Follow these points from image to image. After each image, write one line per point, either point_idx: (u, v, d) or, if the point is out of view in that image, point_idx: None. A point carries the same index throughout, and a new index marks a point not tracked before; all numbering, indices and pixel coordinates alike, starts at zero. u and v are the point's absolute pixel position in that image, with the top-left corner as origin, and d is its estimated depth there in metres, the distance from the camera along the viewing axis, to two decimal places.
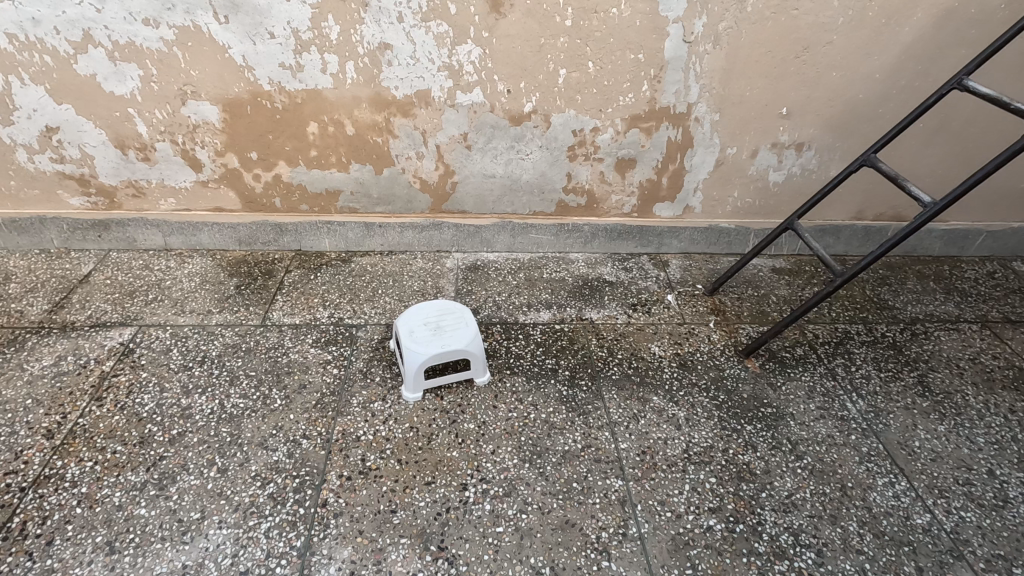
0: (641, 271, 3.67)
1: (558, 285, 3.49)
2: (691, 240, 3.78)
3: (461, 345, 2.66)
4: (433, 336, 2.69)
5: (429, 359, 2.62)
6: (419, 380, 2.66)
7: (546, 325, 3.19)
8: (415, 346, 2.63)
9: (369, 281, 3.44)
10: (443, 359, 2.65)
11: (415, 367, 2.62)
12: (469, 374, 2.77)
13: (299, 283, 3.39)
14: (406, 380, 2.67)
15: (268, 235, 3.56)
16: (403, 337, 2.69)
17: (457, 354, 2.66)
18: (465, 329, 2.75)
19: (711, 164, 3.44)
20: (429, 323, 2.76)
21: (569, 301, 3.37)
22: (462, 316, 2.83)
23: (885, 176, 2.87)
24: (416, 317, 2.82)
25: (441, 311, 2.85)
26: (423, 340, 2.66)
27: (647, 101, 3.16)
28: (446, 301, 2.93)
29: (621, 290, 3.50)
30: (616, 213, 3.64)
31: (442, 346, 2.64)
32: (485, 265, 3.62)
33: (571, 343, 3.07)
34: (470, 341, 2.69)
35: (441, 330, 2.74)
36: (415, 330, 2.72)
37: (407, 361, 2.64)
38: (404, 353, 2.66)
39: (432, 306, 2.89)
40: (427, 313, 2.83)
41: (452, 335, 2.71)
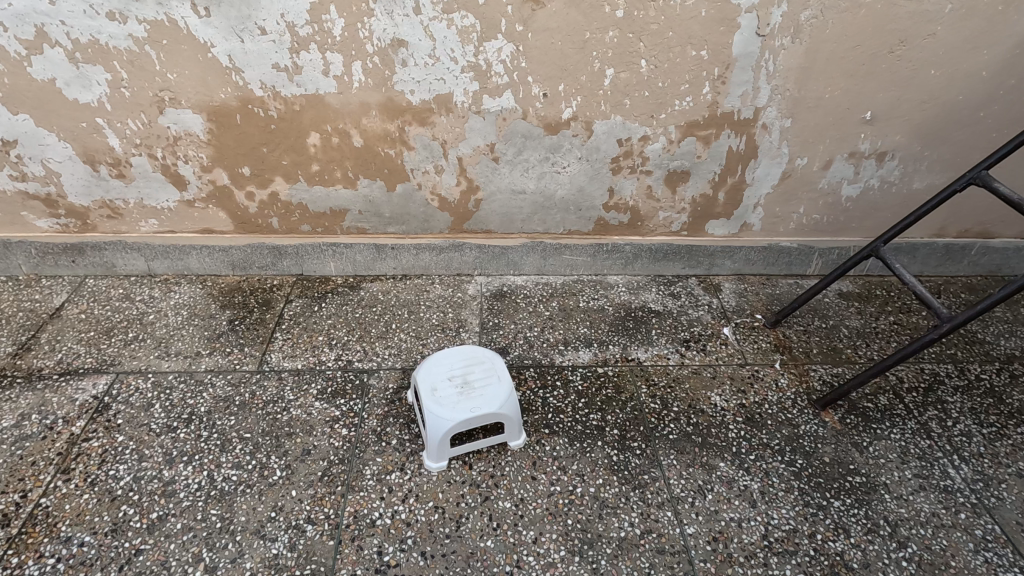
0: (690, 297, 3.21)
1: (597, 317, 3.05)
2: (746, 260, 3.32)
3: (494, 409, 2.22)
4: (459, 397, 2.25)
5: (455, 426, 2.19)
6: (443, 448, 2.24)
7: (586, 370, 2.75)
8: (439, 411, 2.20)
9: (381, 313, 3.00)
10: (472, 425, 2.21)
11: (439, 436, 2.19)
12: (503, 436, 2.35)
13: (301, 317, 2.96)
14: (428, 449, 2.25)
15: (266, 259, 3.13)
16: (423, 397, 2.25)
17: (489, 419, 2.23)
18: (497, 386, 2.31)
19: (776, 177, 2.96)
20: (454, 378, 2.32)
21: (611, 337, 2.93)
22: (492, 368, 2.39)
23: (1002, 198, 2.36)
24: (438, 369, 2.38)
25: (467, 362, 2.41)
26: (448, 404, 2.22)
27: (707, 105, 2.67)
28: (472, 348, 2.48)
29: (669, 322, 3.05)
30: (663, 231, 3.18)
31: (471, 411, 2.20)
32: (513, 292, 3.18)
33: (618, 393, 2.64)
34: (504, 402, 2.25)
35: (468, 387, 2.30)
36: (437, 388, 2.28)
37: (429, 429, 2.21)
38: (425, 417, 2.23)
39: (457, 354, 2.45)
40: (450, 365, 2.39)
41: (482, 394, 2.27)
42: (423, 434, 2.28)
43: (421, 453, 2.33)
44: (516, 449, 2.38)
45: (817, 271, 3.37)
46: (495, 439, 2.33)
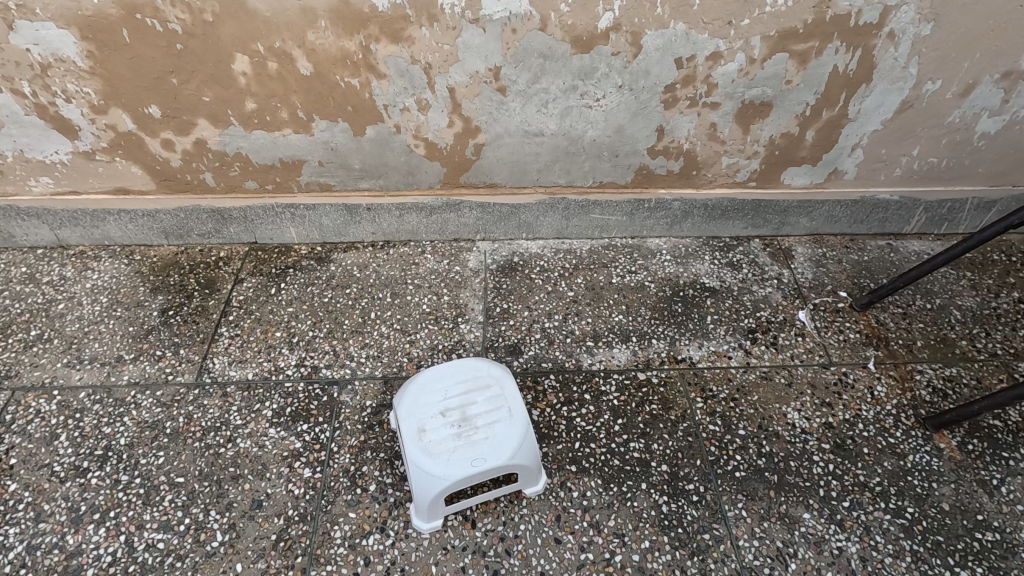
0: (754, 269, 2.50)
1: (634, 299, 2.36)
2: (827, 217, 2.56)
3: (504, 459, 1.61)
4: (455, 443, 1.64)
5: (451, 486, 1.59)
6: (437, 508, 1.67)
7: (621, 377, 2.11)
8: (427, 466, 1.60)
9: (356, 298, 2.33)
10: (474, 483, 1.61)
11: (430, 498, 1.61)
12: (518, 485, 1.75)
13: (254, 303, 2.30)
14: (418, 508, 1.68)
15: (206, 225, 2.42)
16: (407, 443, 1.65)
17: (497, 473, 1.62)
18: (507, 424, 1.67)
19: (891, 108, 2.13)
20: (449, 413, 1.71)
21: (654, 329, 2.26)
22: (501, 394, 1.75)
23: None
24: (427, 398, 1.76)
25: (466, 387, 1.77)
26: (440, 455, 1.61)
27: (812, 4, 1.81)
28: (473, 364, 1.84)
29: (728, 305, 2.36)
30: (724, 183, 2.40)
31: (472, 465, 1.59)
32: (526, 264, 2.48)
33: (665, 411, 2.02)
34: (518, 448, 1.63)
35: (468, 426, 1.68)
36: (425, 430, 1.67)
37: (417, 487, 1.62)
38: (410, 471, 1.64)
39: (452, 374, 1.81)
40: (442, 392, 1.77)
41: (486, 437, 1.65)
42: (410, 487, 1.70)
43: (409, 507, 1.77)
44: (532, 496, 1.80)
45: (918, 229, 2.61)
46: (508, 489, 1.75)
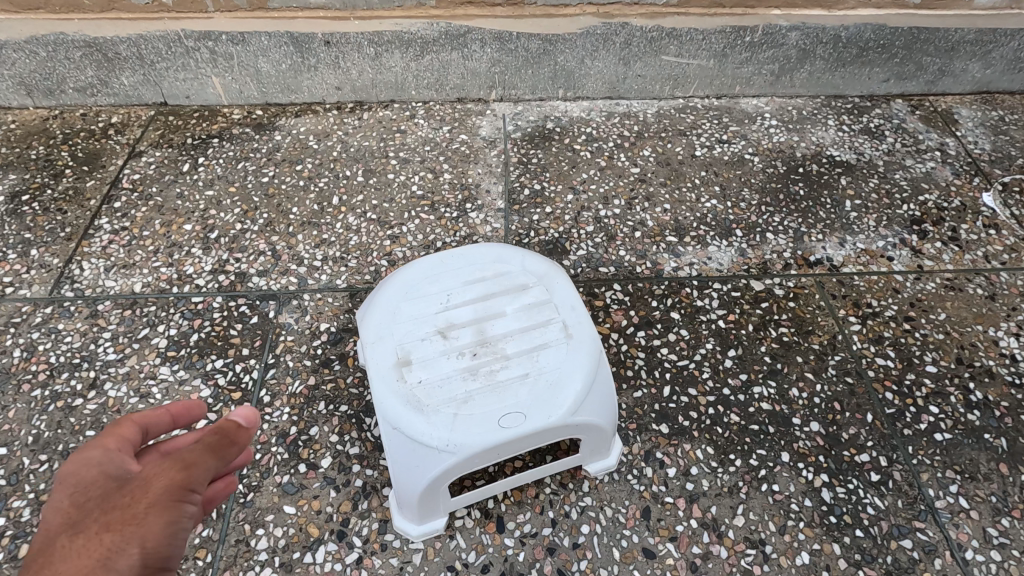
0: (902, 138, 1.69)
1: (731, 178, 1.56)
2: (1010, 63, 1.73)
3: (561, 415, 0.86)
4: (468, 388, 0.87)
5: (463, 467, 0.84)
6: (436, 501, 0.93)
7: (726, 288, 1.34)
8: (416, 430, 0.84)
9: (312, 176, 1.54)
10: (506, 458, 0.87)
11: (423, 488, 0.87)
12: (576, 456, 1.01)
13: (155, 185, 1.51)
14: (402, 501, 0.94)
15: (85, 71, 1.61)
16: (376, 388, 0.89)
17: (548, 440, 0.87)
18: (562, 351, 0.91)
19: None
20: (452, 332, 0.94)
21: (766, 219, 1.47)
22: (545, 298, 0.98)
23: None
24: (412, 307, 0.98)
25: (480, 288, 1.00)
26: (440, 409, 0.85)
27: None
28: (490, 251, 1.05)
29: (873, 186, 1.56)
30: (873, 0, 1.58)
31: (502, 426, 0.84)
32: (564, 132, 1.67)
33: (802, 338, 1.25)
34: (584, 393, 0.88)
35: (489, 355, 0.91)
36: (410, 363, 0.90)
37: (398, 468, 0.88)
38: (383, 438, 0.88)
39: (455, 266, 1.03)
40: (437, 297, 0.99)
41: (525, 374, 0.89)
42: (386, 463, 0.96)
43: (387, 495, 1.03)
44: (598, 476, 1.05)
45: None
46: (560, 465, 1.00)
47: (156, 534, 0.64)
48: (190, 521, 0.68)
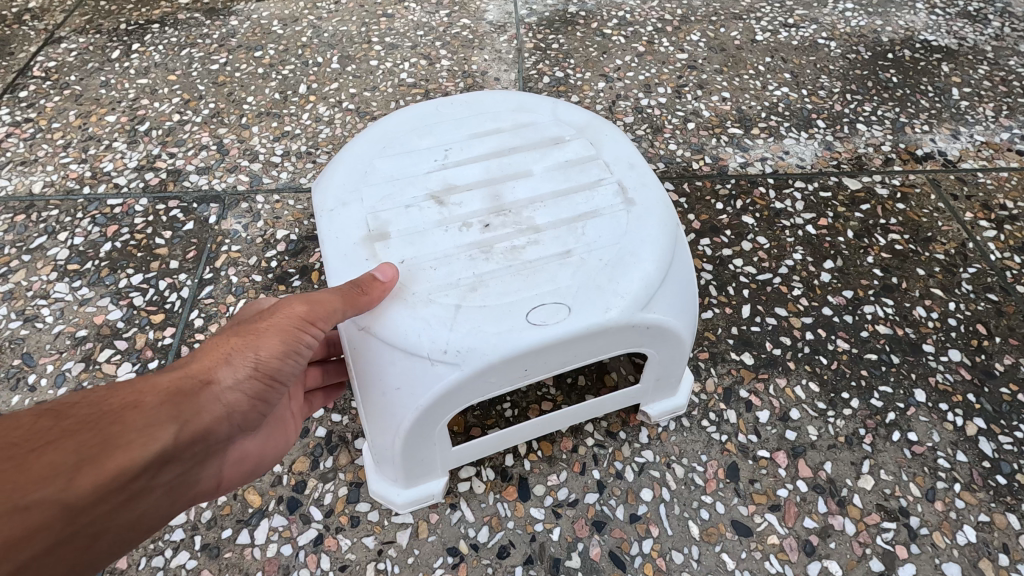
0: (1011, 22, 1.36)
1: (804, 64, 1.24)
2: None
3: (621, 306, 0.57)
4: (477, 268, 0.60)
5: (472, 386, 0.57)
6: (430, 449, 0.63)
7: (812, 188, 1.02)
8: (400, 329, 0.56)
9: (275, 63, 1.22)
10: (537, 375, 0.59)
11: (410, 419, 0.58)
12: (633, 389, 0.69)
13: (74, 72, 1.19)
14: (376, 451, 0.64)
15: None
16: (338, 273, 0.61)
17: (600, 347, 0.59)
18: (616, 225, 0.63)
19: None
20: (451, 199, 0.66)
21: (854, 109, 1.15)
22: (585, 156, 0.70)
23: None
24: (396, 167, 0.70)
25: (491, 144, 0.72)
26: (437, 298, 0.58)
27: None
28: (503, 102, 0.77)
29: (984, 73, 1.24)
30: None
31: (533, 321, 0.56)
32: (591, 16, 1.34)
33: (921, 247, 0.94)
34: (653, 276, 0.59)
35: (507, 227, 0.63)
36: (389, 238, 0.63)
37: (372, 392, 0.59)
38: (349, 348, 0.60)
39: (454, 120, 0.75)
40: (428, 155, 0.71)
41: (563, 253, 0.60)
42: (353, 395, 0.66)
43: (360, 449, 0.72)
44: (661, 422, 0.74)
45: None
46: (611, 401, 0.69)
47: (274, 346, 0.55)
48: (308, 351, 0.58)
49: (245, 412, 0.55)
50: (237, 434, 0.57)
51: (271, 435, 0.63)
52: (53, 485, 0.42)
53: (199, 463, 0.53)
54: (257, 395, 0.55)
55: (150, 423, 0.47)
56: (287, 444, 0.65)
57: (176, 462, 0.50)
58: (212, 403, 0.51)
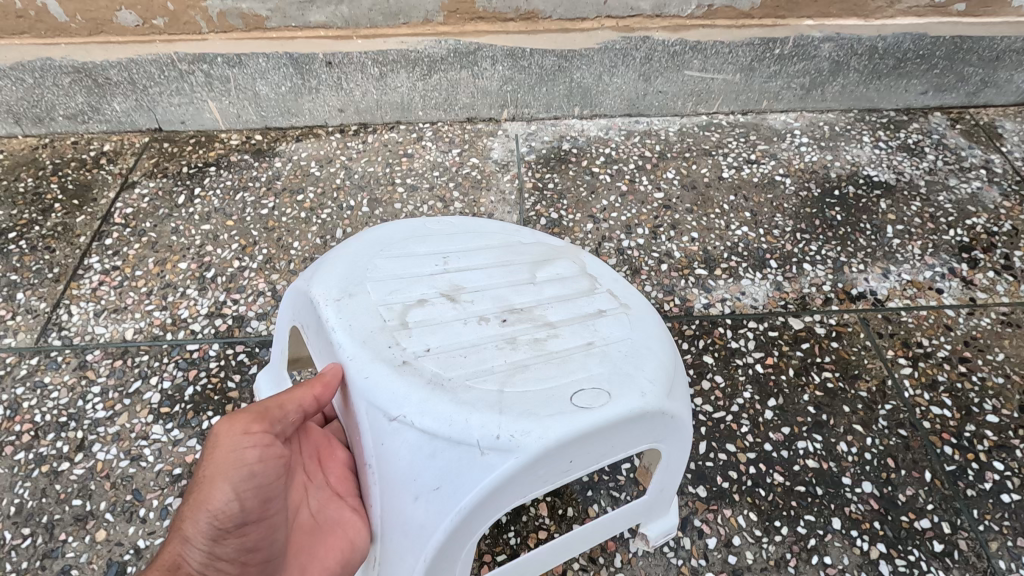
0: (944, 155, 1.58)
1: (762, 202, 1.46)
2: None
3: (651, 390, 0.74)
4: (509, 361, 0.76)
5: (516, 479, 0.67)
6: (453, 560, 0.70)
7: (763, 327, 1.23)
8: (446, 418, 0.68)
9: (314, 207, 1.45)
10: (574, 470, 0.71)
11: (452, 520, 0.66)
12: (640, 503, 0.86)
13: (149, 219, 1.42)
14: (400, 573, 0.70)
15: (74, 98, 1.52)
16: (369, 365, 0.73)
17: (625, 439, 0.73)
18: (622, 332, 0.83)
19: None
20: (465, 308, 0.83)
21: (802, 248, 1.37)
22: (575, 275, 0.92)
23: None
24: (402, 272, 0.87)
25: (484, 263, 0.92)
26: (477, 386, 0.72)
27: None
28: (489, 230, 0.99)
29: (916, 209, 1.45)
30: (910, 11, 1.47)
31: (575, 403, 0.70)
32: (582, 153, 1.57)
33: (849, 384, 1.15)
34: (665, 373, 0.78)
35: (525, 333, 0.81)
36: (414, 332, 0.78)
37: (416, 494, 0.68)
38: (385, 444, 0.70)
39: (449, 241, 0.95)
40: (431, 269, 0.89)
41: (578, 356, 0.78)
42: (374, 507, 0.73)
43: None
44: (658, 542, 0.93)
45: None
46: (620, 516, 0.85)
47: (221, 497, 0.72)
48: (261, 481, 0.74)
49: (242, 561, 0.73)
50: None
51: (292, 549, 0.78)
52: None
53: None
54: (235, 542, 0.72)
55: None
56: (355, 548, 0.76)
57: None
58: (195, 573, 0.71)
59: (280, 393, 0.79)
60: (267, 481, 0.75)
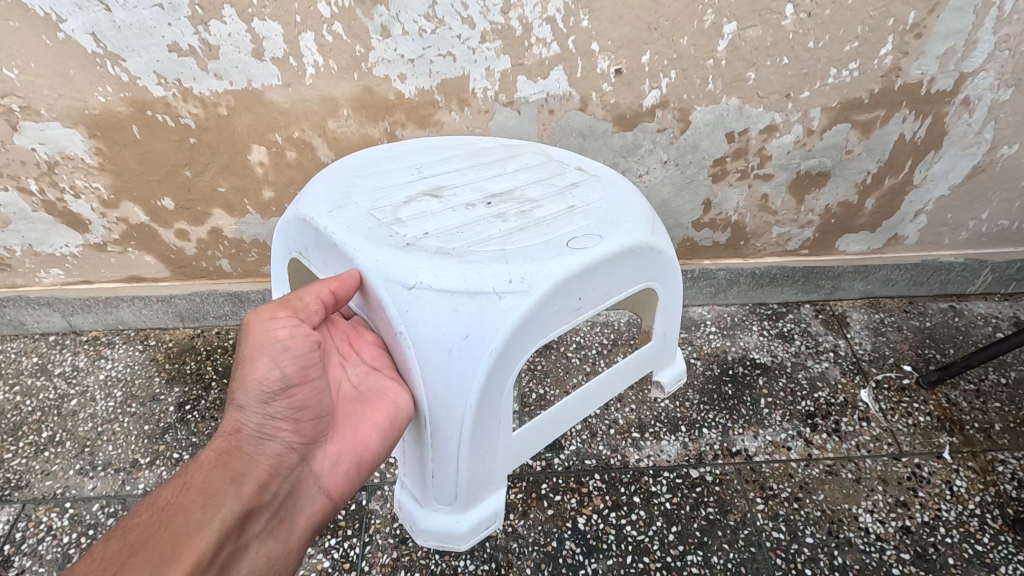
0: (806, 340, 2.32)
1: (679, 380, 2.20)
2: (884, 281, 2.38)
3: (637, 230, 1.23)
4: (500, 231, 1.18)
5: (534, 312, 1.07)
6: (497, 393, 1.11)
7: (673, 475, 1.93)
8: (460, 278, 1.05)
9: None
10: (582, 310, 1.16)
11: (490, 357, 1.05)
12: (638, 359, 1.44)
13: None
14: (454, 390, 1.07)
15: (223, 308, 2.29)
16: (379, 252, 1.10)
17: (619, 271, 1.20)
18: (598, 196, 1.31)
19: (960, 175, 1.94)
20: (448, 206, 1.25)
21: (703, 416, 2.09)
22: (539, 168, 1.42)
23: None
24: (381, 189, 1.30)
25: (444, 178, 1.36)
26: (480, 252, 1.11)
27: (881, 74, 1.63)
28: (440, 159, 1.44)
29: (782, 384, 2.18)
30: (775, 253, 2.23)
31: (573, 246, 1.14)
32: (561, 340, 2.33)
33: (723, 514, 1.84)
34: (646, 218, 1.28)
35: (511, 211, 1.25)
36: (410, 226, 1.17)
37: (451, 348, 1.05)
38: (411, 311, 1.05)
39: (425, 164, 1.41)
40: (403, 188, 1.31)
41: (551, 220, 1.22)
42: (416, 373, 1.09)
43: (409, 500, 1.28)
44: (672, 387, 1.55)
45: (983, 288, 2.43)
46: (625, 368, 1.41)
47: (264, 365, 1.09)
48: (296, 352, 1.11)
49: (290, 428, 1.12)
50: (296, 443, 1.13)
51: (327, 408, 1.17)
52: (198, 516, 0.99)
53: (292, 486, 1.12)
54: (278, 407, 1.11)
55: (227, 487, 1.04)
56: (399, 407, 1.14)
57: (267, 490, 1.08)
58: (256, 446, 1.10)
59: (302, 290, 1.14)
60: (301, 353, 1.12)
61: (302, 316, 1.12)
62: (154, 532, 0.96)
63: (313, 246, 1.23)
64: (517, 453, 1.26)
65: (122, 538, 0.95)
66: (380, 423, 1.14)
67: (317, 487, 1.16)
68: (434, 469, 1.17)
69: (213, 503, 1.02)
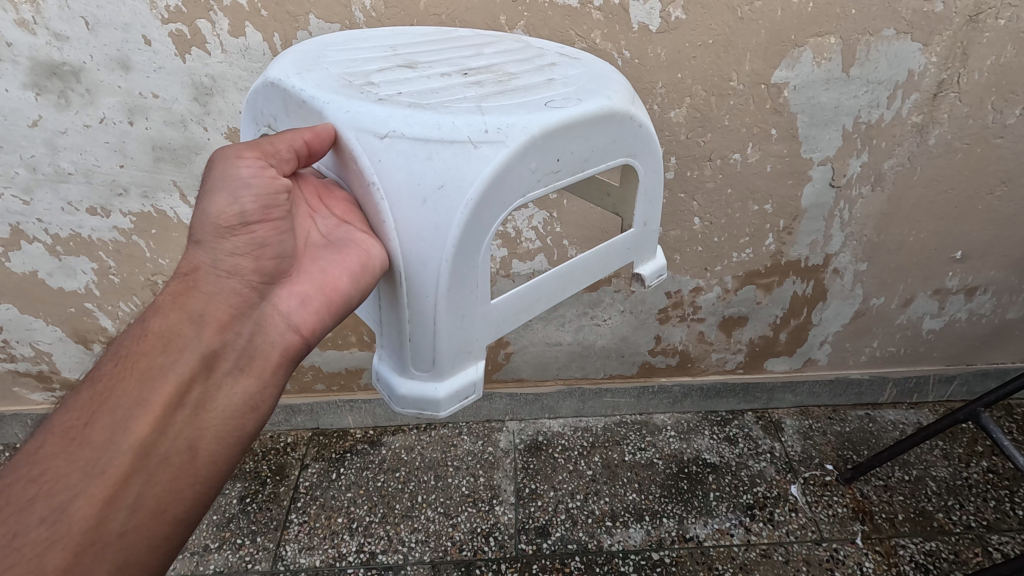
0: (748, 442, 2.87)
1: (644, 477, 2.71)
2: (809, 393, 2.96)
3: (616, 98, 1.18)
4: (477, 91, 1.10)
5: (511, 163, 1.02)
6: (475, 249, 1.07)
7: (638, 557, 2.40)
8: (433, 123, 1.00)
9: (406, 480, 2.71)
10: (561, 173, 1.11)
11: (466, 209, 1.01)
12: (622, 246, 1.38)
13: (318, 489, 2.68)
14: (432, 237, 1.03)
15: (279, 415, 2.90)
16: (350, 104, 1.03)
17: (599, 138, 1.15)
18: (578, 72, 1.25)
19: (847, 317, 2.58)
20: (423, 75, 1.16)
21: (664, 508, 2.59)
22: (515, 51, 1.34)
23: (999, 439, 2.18)
24: (352, 55, 1.22)
25: (419, 53, 1.27)
26: (456, 105, 1.04)
27: (770, 255, 2.30)
28: (418, 42, 1.34)
29: (728, 480, 2.69)
30: (715, 371, 2.85)
31: (551, 106, 1.07)
32: (549, 443, 2.87)
33: None
34: (625, 90, 1.23)
35: (488, 80, 1.17)
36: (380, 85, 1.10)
37: (427, 197, 1.01)
38: (384, 157, 1.01)
39: (397, 41, 1.33)
40: (377, 61, 1.22)
41: (528, 85, 1.15)
42: (391, 225, 1.06)
43: (388, 369, 1.25)
44: (652, 281, 1.49)
45: (891, 398, 2.99)
46: (605, 253, 1.35)
47: (222, 198, 1.11)
48: (257, 188, 1.12)
49: (248, 265, 1.16)
50: (257, 284, 1.18)
51: (291, 252, 1.21)
52: (153, 365, 1.08)
53: (256, 324, 1.18)
54: (237, 248, 1.15)
55: (184, 332, 1.12)
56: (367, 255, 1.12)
57: (229, 330, 1.15)
58: (214, 291, 1.15)
59: (275, 135, 1.08)
60: (266, 193, 1.13)
61: (273, 162, 1.08)
62: (120, 379, 1.07)
63: (283, 112, 1.17)
64: (497, 324, 1.23)
65: (93, 389, 1.07)
66: (351, 268, 1.15)
67: (286, 325, 1.20)
68: (412, 333, 1.14)
69: (175, 347, 1.10)
